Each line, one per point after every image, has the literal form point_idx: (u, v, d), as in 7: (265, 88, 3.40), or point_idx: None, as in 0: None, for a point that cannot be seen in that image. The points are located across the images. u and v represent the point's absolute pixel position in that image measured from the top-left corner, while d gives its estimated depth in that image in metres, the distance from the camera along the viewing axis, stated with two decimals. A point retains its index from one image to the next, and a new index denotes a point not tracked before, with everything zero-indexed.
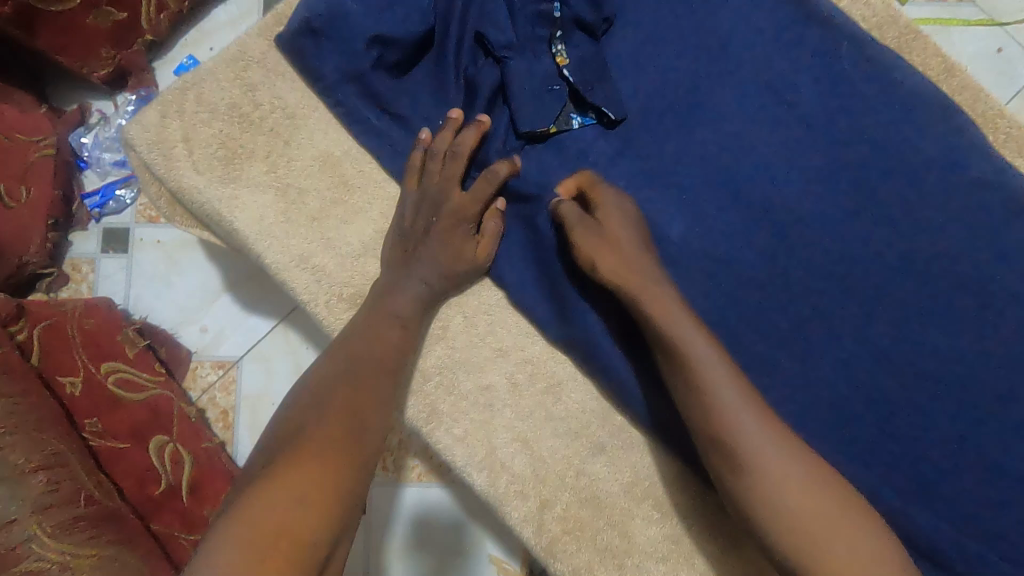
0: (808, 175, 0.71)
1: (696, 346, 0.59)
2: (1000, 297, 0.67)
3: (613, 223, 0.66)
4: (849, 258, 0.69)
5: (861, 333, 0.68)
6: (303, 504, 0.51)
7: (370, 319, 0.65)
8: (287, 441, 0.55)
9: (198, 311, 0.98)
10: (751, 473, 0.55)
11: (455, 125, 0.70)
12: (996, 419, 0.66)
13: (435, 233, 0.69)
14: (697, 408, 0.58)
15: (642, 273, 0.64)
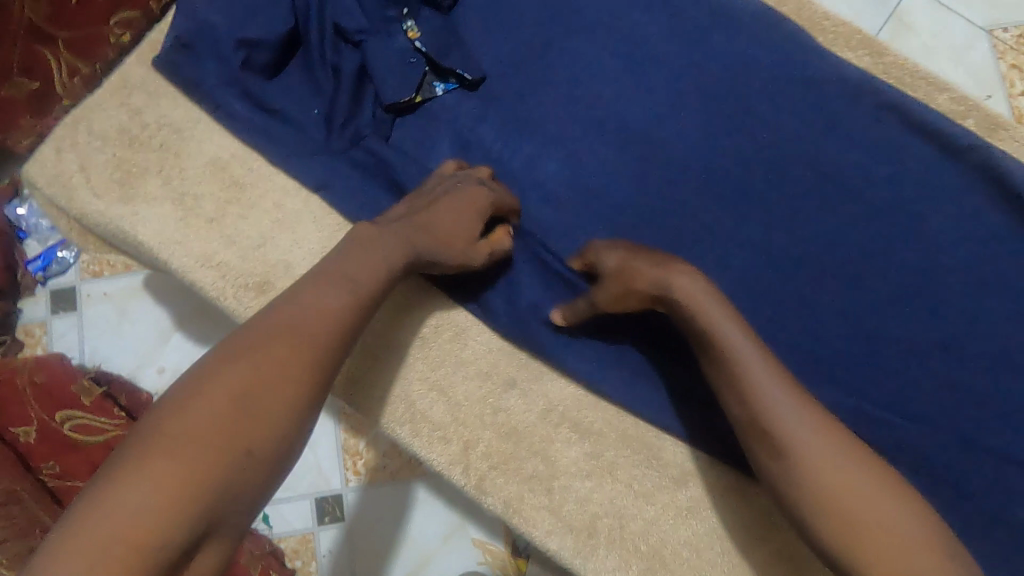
0: (661, 99, 0.77)
1: (728, 331, 0.60)
2: (845, 177, 0.74)
3: (624, 261, 0.66)
4: (710, 169, 0.75)
5: (734, 235, 0.74)
6: (149, 505, 0.42)
7: (320, 283, 0.58)
8: (152, 426, 0.47)
9: (155, 354, 1.16)
10: (797, 460, 0.55)
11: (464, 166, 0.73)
12: (867, 285, 0.72)
13: (448, 197, 0.67)
14: (734, 396, 0.59)
15: (678, 268, 0.64)
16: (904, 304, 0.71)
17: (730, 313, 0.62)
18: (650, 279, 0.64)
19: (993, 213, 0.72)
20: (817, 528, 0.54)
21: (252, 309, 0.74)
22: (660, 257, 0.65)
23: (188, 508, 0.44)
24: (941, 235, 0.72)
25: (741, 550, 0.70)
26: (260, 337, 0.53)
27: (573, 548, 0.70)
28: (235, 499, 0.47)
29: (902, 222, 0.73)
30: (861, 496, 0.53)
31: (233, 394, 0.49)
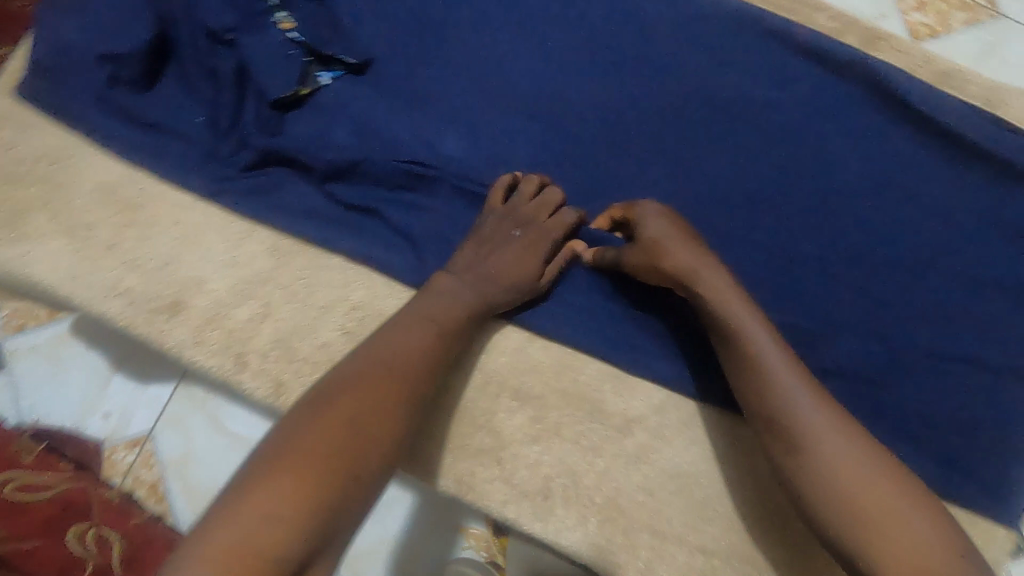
0: (552, 56, 0.77)
1: (751, 327, 0.60)
2: (739, 107, 0.75)
3: (655, 231, 0.65)
4: (611, 118, 0.75)
5: (644, 179, 0.74)
6: (276, 519, 0.44)
7: (405, 321, 0.62)
8: (273, 450, 0.49)
9: (98, 400, 1.09)
10: (786, 424, 0.56)
11: (508, 186, 0.72)
12: (775, 207, 0.73)
13: (514, 242, 0.69)
14: (755, 389, 0.59)
15: (707, 264, 0.64)
16: (813, 222, 0.73)
17: (750, 302, 0.62)
18: (681, 262, 0.63)
19: (882, 122, 0.74)
20: (802, 489, 0.54)
21: (168, 332, 0.71)
22: (696, 245, 0.65)
23: (307, 522, 0.45)
24: (838, 152, 0.74)
25: (716, 490, 0.71)
26: (357, 369, 0.56)
27: (531, 516, 0.71)
28: (349, 517, 0.48)
29: (800, 144, 0.74)
30: (850, 462, 0.53)
31: (345, 420, 0.52)
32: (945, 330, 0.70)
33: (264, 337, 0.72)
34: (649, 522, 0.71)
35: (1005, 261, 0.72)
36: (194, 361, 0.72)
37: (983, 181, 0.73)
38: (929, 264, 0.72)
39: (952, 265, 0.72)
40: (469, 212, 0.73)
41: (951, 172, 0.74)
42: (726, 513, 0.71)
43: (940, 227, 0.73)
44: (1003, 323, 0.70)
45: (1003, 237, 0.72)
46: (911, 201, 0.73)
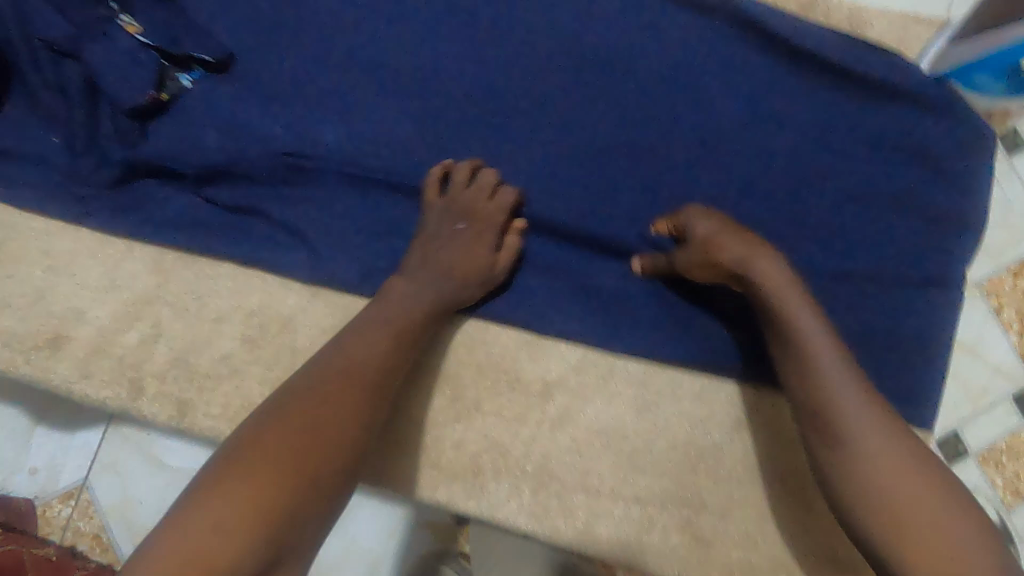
0: (422, 31, 0.75)
1: (805, 323, 0.60)
2: (612, 60, 0.76)
3: (711, 233, 0.65)
4: (487, 86, 0.75)
5: (527, 144, 0.74)
6: (224, 524, 0.46)
7: (366, 326, 0.63)
8: (231, 452, 0.51)
9: (20, 457, 0.97)
10: (838, 424, 0.57)
11: (444, 175, 0.72)
12: (658, 154, 0.75)
13: (463, 236, 0.70)
14: (800, 382, 0.60)
15: (768, 257, 0.63)
16: (694, 163, 0.75)
17: (807, 297, 0.62)
18: (735, 256, 0.63)
19: (751, 57, 0.76)
20: (846, 488, 0.56)
21: (52, 367, 0.68)
22: (750, 240, 0.64)
23: (257, 530, 0.47)
24: (713, 91, 0.76)
25: (642, 440, 0.72)
26: (317, 373, 0.58)
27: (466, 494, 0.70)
28: (302, 529, 0.50)
29: (678, 88, 0.76)
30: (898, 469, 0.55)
31: (303, 425, 0.54)
32: (823, 247, 0.75)
33: (158, 358, 0.69)
34: (582, 483, 0.71)
35: (873, 176, 0.77)
36: (84, 395, 0.68)
37: (845, 104, 0.77)
38: (806, 189, 0.76)
39: (827, 187, 0.76)
40: (357, 202, 0.73)
41: (818, 97, 0.77)
42: (654, 460, 0.71)
43: (813, 154, 0.76)
44: (871, 233, 0.76)
45: (869, 153, 0.77)
46: (781, 131, 0.76)
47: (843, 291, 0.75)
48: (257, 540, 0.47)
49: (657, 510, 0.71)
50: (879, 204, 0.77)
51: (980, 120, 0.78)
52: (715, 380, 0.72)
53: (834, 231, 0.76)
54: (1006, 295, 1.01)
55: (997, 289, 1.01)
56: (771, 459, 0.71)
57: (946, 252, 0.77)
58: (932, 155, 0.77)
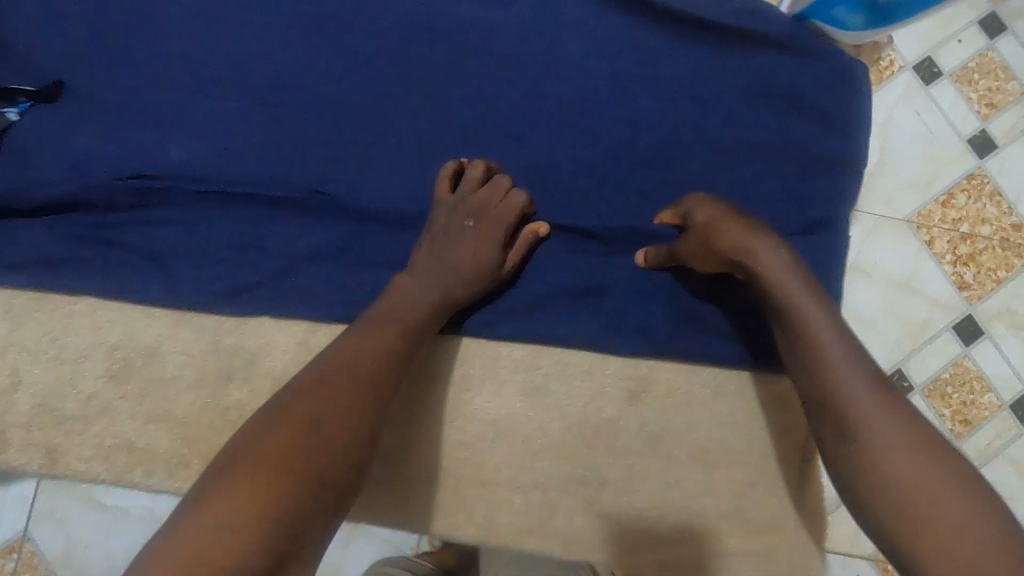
0: (258, 36, 0.74)
1: (802, 301, 0.58)
2: (455, 42, 0.75)
3: (709, 216, 0.64)
4: (332, 83, 0.73)
5: (380, 137, 0.73)
6: (229, 526, 0.45)
7: (365, 326, 0.64)
8: (246, 453, 0.51)
9: None
10: (829, 396, 0.55)
11: (453, 174, 0.71)
12: (512, 132, 0.74)
13: (470, 233, 0.69)
14: (801, 357, 0.58)
15: (765, 241, 0.61)
16: (551, 137, 0.75)
17: (808, 279, 0.60)
18: (733, 241, 0.62)
19: (595, 22, 0.76)
20: (847, 470, 0.53)
21: None
22: (749, 224, 0.63)
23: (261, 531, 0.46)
24: (571, 61, 0.75)
25: (534, 423, 0.71)
26: (328, 375, 0.59)
27: (408, 491, 0.70)
28: (312, 529, 0.49)
29: (536, 62, 0.75)
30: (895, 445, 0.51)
31: (305, 430, 0.54)
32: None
33: (21, 406, 0.67)
34: (477, 476, 0.70)
35: (741, 127, 0.77)
36: None
37: (697, 58, 0.76)
38: (667, 149, 0.76)
39: (693, 144, 0.76)
40: (211, 216, 0.70)
41: (677, 53, 0.76)
42: (549, 443, 0.70)
43: (677, 113, 0.76)
44: (747, 183, 0.76)
45: (732, 105, 0.77)
46: (633, 94, 0.76)
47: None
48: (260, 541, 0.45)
49: (556, 493, 0.70)
50: (751, 155, 0.77)
51: (845, 56, 0.78)
52: (609, 353, 0.71)
53: (708, 188, 0.76)
54: (935, 227, 0.99)
55: (925, 222, 0.98)
56: (662, 427, 0.72)
57: (827, 194, 0.77)
58: (797, 99, 0.77)
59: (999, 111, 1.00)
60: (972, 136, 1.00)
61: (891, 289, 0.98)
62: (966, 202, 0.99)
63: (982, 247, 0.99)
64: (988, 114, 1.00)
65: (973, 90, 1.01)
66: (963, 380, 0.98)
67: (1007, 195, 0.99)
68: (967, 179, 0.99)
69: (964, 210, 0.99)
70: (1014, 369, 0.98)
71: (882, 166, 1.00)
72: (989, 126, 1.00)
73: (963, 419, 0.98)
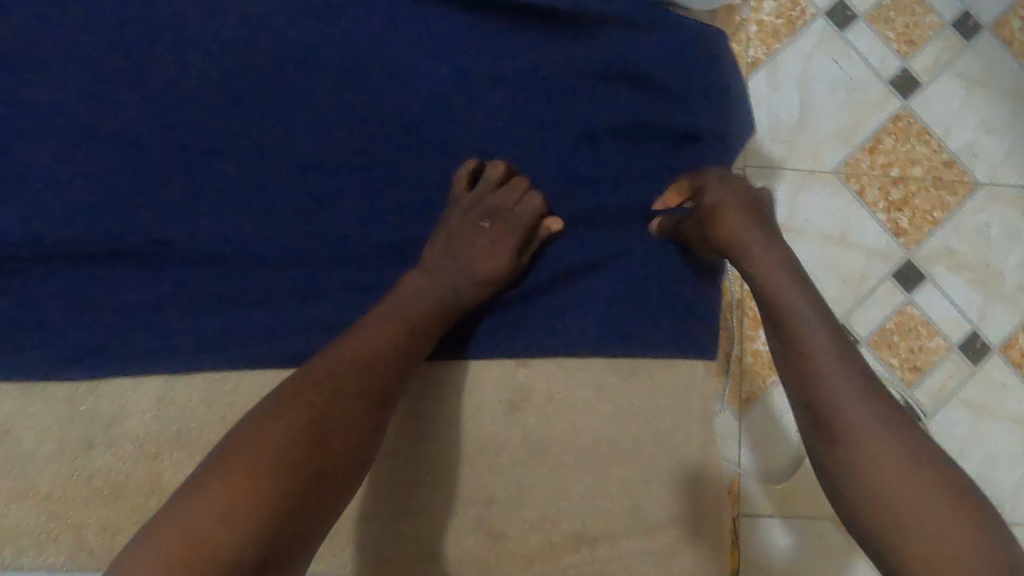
0: (75, 85, 0.70)
1: (790, 302, 0.57)
2: (285, 64, 0.71)
3: (726, 196, 0.65)
4: (161, 125, 0.70)
5: (219, 173, 0.70)
6: (228, 521, 0.47)
7: (375, 319, 0.62)
8: (242, 448, 0.51)
9: None
10: (816, 395, 0.53)
11: (473, 170, 0.70)
12: (359, 150, 0.71)
13: (484, 234, 0.68)
14: (784, 353, 0.56)
15: (762, 235, 0.63)
16: (401, 150, 0.71)
17: (800, 280, 0.59)
18: (728, 231, 0.63)
19: (431, 24, 0.72)
20: (833, 471, 0.51)
21: None
22: (748, 220, 0.64)
23: (260, 528, 0.47)
24: (414, 67, 0.72)
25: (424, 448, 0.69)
26: (338, 369, 0.57)
27: (411, 507, 0.68)
28: (305, 531, 0.50)
29: (377, 72, 0.72)
30: (890, 454, 0.50)
31: (313, 432, 0.53)
32: (561, 200, 0.72)
33: None
34: (361, 511, 0.68)
35: (600, 112, 0.73)
36: None
37: (542, 47, 0.73)
38: (525, 146, 0.73)
39: (552, 137, 0.73)
40: (48, 282, 0.67)
41: (520, 44, 0.73)
42: (433, 466, 0.69)
43: (532, 106, 0.73)
44: (618, 170, 0.73)
45: (589, 91, 0.73)
46: (482, 93, 0.72)
47: (595, 239, 0.72)
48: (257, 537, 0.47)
49: (444, 517, 0.68)
50: (615, 138, 0.73)
51: (701, 25, 0.75)
52: (483, 361, 0.70)
53: (573, 180, 0.73)
54: (863, 175, 0.93)
55: (853, 171, 0.93)
56: (548, 436, 0.70)
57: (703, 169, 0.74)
58: (658, 73, 0.73)
59: (919, 48, 0.95)
60: (893, 77, 0.94)
61: (823, 242, 0.93)
62: (893, 145, 0.94)
63: (915, 188, 0.94)
64: (908, 52, 0.95)
65: (890, 29, 0.95)
66: (908, 327, 0.91)
67: (937, 133, 0.94)
68: (891, 123, 0.94)
69: (892, 154, 0.94)
70: (959, 309, 0.92)
71: (805, 120, 0.94)
72: (910, 64, 0.95)
73: (911, 364, 0.91)
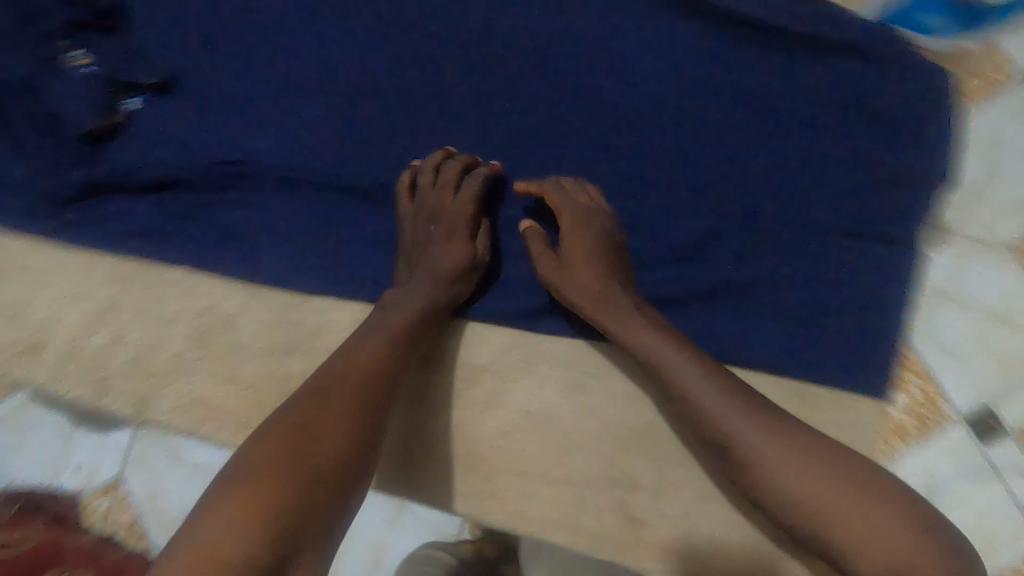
0: (342, 34, 0.79)
1: (689, 380, 0.61)
2: (524, 43, 0.77)
3: (576, 252, 0.69)
4: (409, 78, 0.77)
5: (448, 132, 0.76)
6: (231, 528, 0.47)
7: (364, 333, 0.64)
8: (239, 465, 0.52)
9: (66, 456, 1.09)
10: (742, 454, 0.59)
11: (416, 170, 0.74)
12: (574, 133, 0.76)
13: (437, 240, 0.71)
14: (701, 424, 0.61)
15: (619, 306, 0.67)
16: (613, 139, 0.75)
17: (690, 350, 0.64)
18: (583, 294, 0.68)
19: (664, 26, 0.76)
20: (784, 512, 0.57)
21: (32, 373, 0.76)
22: (597, 269, 0.68)
23: (267, 526, 0.48)
24: (629, 66, 0.76)
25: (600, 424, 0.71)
26: (334, 375, 0.59)
27: (575, 475, 0.71)
28: (318, 517, 0.50)
29: (607, 63, 0.76)
30: (827, 488, 0.55)
31: (302, 429, 0.54)
32: (752, 212, 0.73)
33: (116, 360, 0.76)
34: (521, 469, 0.71)
35: (812, 135, 0.74)
36: (61, 393, 0.76)
37: (766, 62, 0.75)
38: (731, 154, 0.74)
39: (759, 151, 0.74)
40: (286, 201, 0.76)
41: (747, 57, 0.75)
42: (587, 442, 0.71)
43: (743, 119, 0.75)
44: (816, 196, 0.73)
45: (793, 114, 0.74)
46: (699, 99, 0.75)
47: (783, 256, 0.73)
48: (263, 539, 0.47)
49: (589, 491, 0.71)
50: (823, 163, 0.74)
51: (930, 63, 0.74)
52: None
53: (772, 196, 0.73)
54: None
55: None
56: None
57: (906, 210, 0.73)
58: (879, 106, 0.73)
59: None
60: None
61: (987, 320, 0.75)
62: None
63: None
64: None
65: None
66: None
67: None
68: None
69: None
70: None
71: (990, 181, 0.75)
72: None
73: None
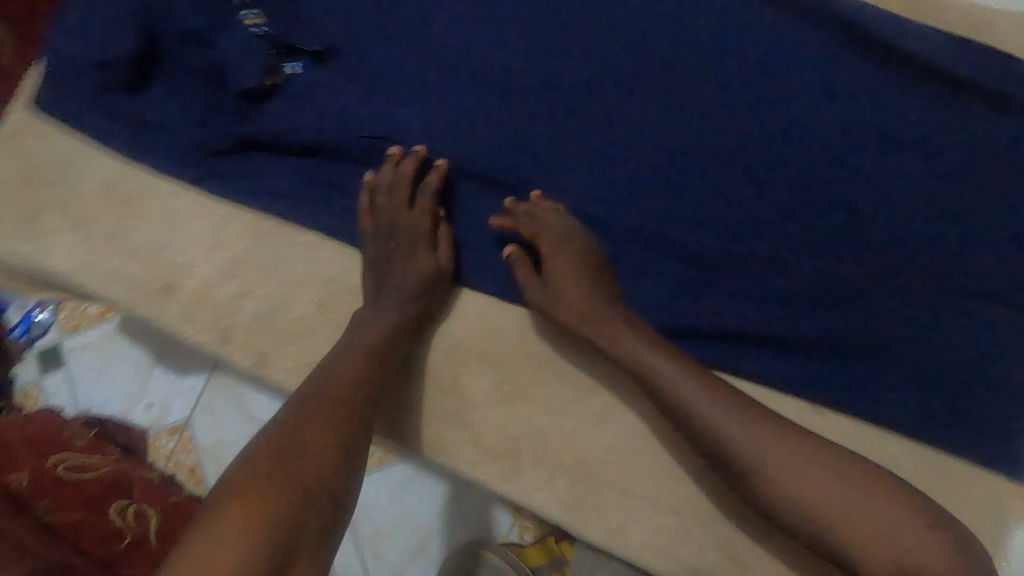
0: (508, 25, 0.78)
1: (681, 385, 0.62)
2: (695, 56, 0.73)
3: (559, 275, 0.69)
4: (569, 78, 0.76)
5: (600, 137, 0.74)
6: (227, 545, 0.48)
7: (342, 353, 0.66)
8: (228, 485, 0.53)
9: (142, 391, 1.13)
10: (744, 462, 0.58)
11: (395, 161, 0.73)
12: (736, 155, 0.71)
13: (398, 255, 0.72)
14: (698, 434, 0.61)
15: (609, 322, 0.67)
16: (777, 168, 0.71)
17: (676, 354, 0.65)
18: (574, 316, 0.68)
19: (851, 56, 0.71)
20: (792, 520, 0.57)
21: (161, 313, 0.79)
22: (586, 287, 0.68)
23: (264, 542, 0.49)
24: (804, 96, 0.72)
25: None
26: (306, 400, 0.60)
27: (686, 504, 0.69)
28: (311, 530, 0.52)
29: (782, 87, 0.72)
30: (831, 488, 0.56)
31: (287, 449, 0.55)
32: (923, 268, 0.67)
33: (244, 313, 0.78)
34: (627, 488, 0.70)
35: (1007, 195, 0.67)
36: (186, 336, 0.78)
37: (964, 110, 0.68)
38: (908, 202, 0.68)
39: (942, 204, 0.68)
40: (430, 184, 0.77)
41: (938, 102, 0.69)
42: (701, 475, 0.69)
43: (926, 167, 0.68)
44: (1003, 262, 0.66)
45: (987, 168, 0.68)
46: (880, 137, 0.69)
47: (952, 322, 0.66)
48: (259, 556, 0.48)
49: (694, 524, 0.69)
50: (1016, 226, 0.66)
51: None
52: (777, 392, 0.70)
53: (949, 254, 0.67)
54: None
55: None
56: None
57: None
58: None
59: None
60: None
61: None
62: None
63: None
64: None
65: None
66: None
67: None
68: None
69: None
70: None
71: None
72: None
73: None
